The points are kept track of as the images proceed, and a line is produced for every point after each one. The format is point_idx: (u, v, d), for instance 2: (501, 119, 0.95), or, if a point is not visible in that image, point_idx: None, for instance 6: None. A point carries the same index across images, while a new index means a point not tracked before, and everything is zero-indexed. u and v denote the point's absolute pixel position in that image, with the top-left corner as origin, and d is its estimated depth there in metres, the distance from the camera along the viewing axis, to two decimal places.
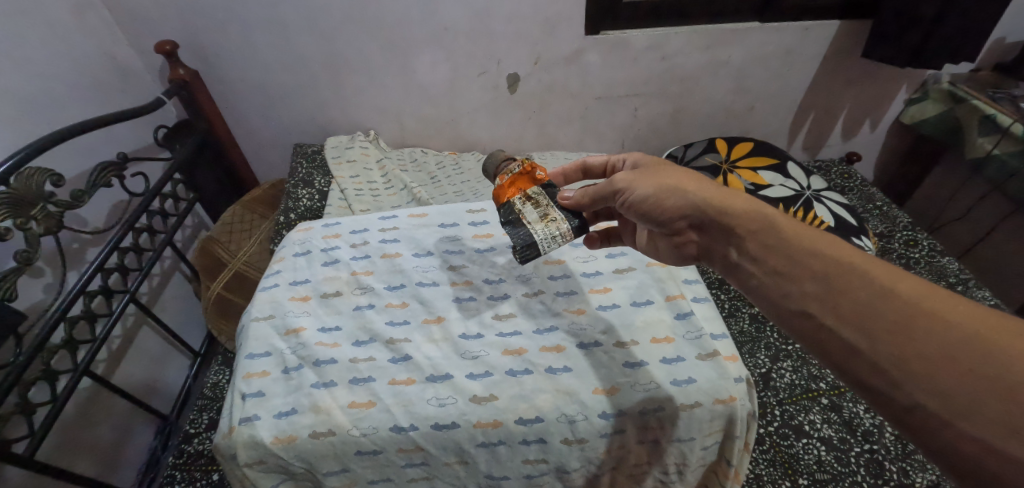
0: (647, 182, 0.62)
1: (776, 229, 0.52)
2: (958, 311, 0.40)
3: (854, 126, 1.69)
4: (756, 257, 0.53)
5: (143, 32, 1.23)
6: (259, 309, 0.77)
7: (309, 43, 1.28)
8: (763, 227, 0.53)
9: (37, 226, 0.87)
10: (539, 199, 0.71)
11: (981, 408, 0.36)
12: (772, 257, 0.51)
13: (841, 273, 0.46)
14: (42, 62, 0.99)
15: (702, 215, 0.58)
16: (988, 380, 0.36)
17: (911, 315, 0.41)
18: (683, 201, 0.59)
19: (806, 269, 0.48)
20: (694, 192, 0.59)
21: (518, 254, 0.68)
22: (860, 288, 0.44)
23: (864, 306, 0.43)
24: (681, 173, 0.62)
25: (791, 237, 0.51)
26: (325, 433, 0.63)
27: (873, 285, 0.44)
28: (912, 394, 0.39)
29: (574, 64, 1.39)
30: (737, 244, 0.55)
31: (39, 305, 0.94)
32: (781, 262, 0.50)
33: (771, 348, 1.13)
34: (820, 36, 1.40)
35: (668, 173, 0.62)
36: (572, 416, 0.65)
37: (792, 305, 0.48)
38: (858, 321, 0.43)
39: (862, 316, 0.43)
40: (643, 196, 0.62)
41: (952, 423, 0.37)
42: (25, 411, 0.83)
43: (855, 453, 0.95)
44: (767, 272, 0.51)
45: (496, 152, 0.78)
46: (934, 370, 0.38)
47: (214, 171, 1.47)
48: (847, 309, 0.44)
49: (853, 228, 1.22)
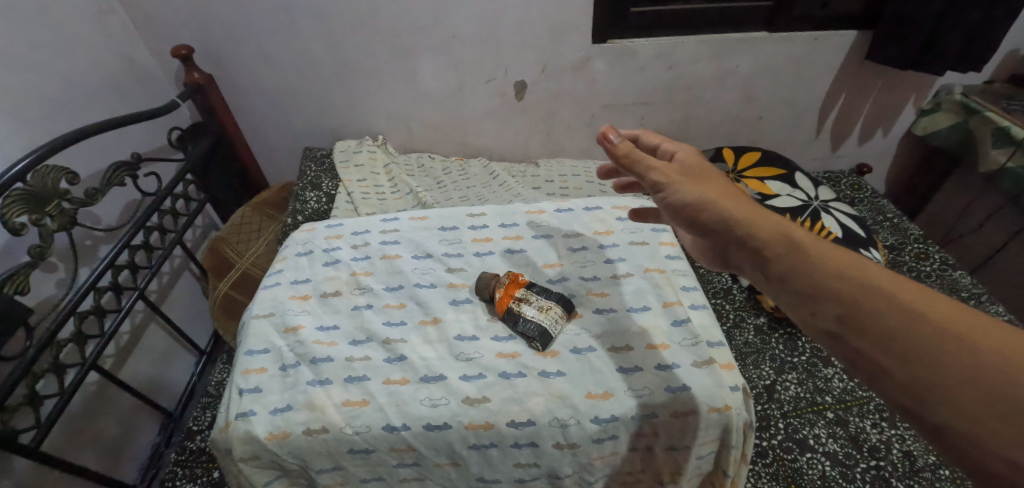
0: (691, 186, 0.59)
1: (799, 249, 0.47)
2: (984, 333, 0.36)
3: (865, 137, 1.67)
4: (778, 275, 0.48)
5: (160, 37, 1.27)
6: (260, 307, 0.78)
7: (320, 47, 1.31)
8: (786, 247, 0.48)
9: (51, 222, 0.90)
10: (530, 297, 0.75)
11: (1006, 430, 0.33)
12: (794, 278, 0.46)
13: (863, 293, 0.42)
14: (61, 66, 1.02)
15: (730, 232, 0.54)
16: (1013, 402, 0.33)
17: (935, 337, 0.37)
18: (716, 216, 0.56)
19: (827, 288, 0.44)
20: (728, 208, 0.55)
21: (537, 344, 0.71)
22: (883, 311, 0.40)
23: (888, 326, 0.39)
24: (724, 188, 0.59)
25: (816, 254, 0.46)
26: (319, 430, 0.63)
27: (895, 305, 0.40)
28: (940, 414, 0.36)
29: (582, 72, 1.40)
30: (761, 263, 0.51)
31: (50, 299, 0.97)
32: (802, 280, 0.46)
33: (776, 360, 1.12)
34: (829, 46, 1.39)
35: (710, 186, 0.59)
36: (564, 420, 0.65)
37: (816, 321, 0.44)
38: (881, 342, 0.39)
39: (885, 334, 0.39)
40: (684, 202, 0.59)
41: (984, 444, 0.34)
42: (33, 402, 0.85)
43: (860, 469, 0.93)
44: (790, 291, 0.47)
45: (483, 271, 0.83)
46: (964, 394, 0.35)
47: (226, 172, 1.50)
48: (870, 328, 0.40)
49: (861, 239, 1.19)
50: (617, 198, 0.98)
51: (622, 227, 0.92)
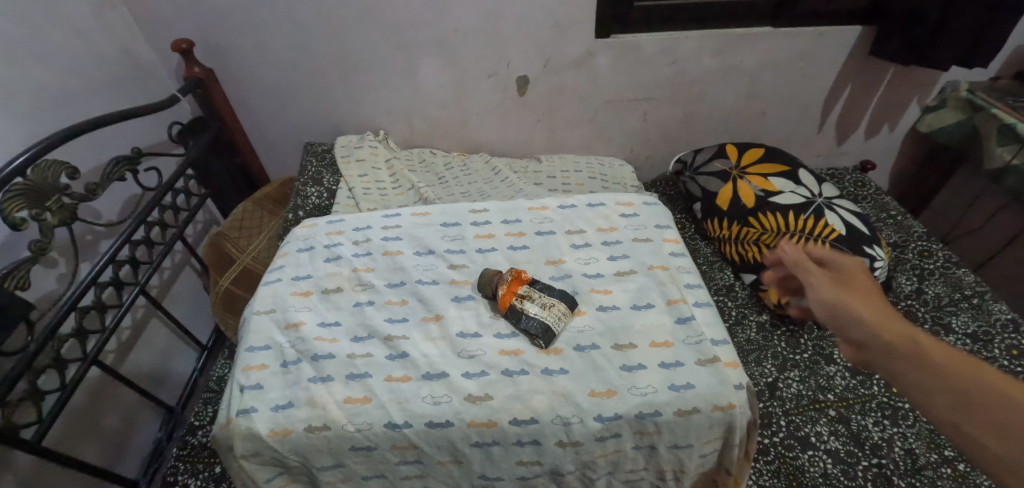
0: (840, 292, 0.60)
1: (905, 339, 0.50)
2: None
3: (870, 133, 1.66)
4: (881, 360, 0.51)
5: (160, 31, 1.26)
6: (261, 303, 0.78)
7: (320, 42, 1.30)
8: (899, 337, 0.51)
9: (51, 217, 0.89)
10: (532, 294, 0.75)
11: None
12: (895, 359, 0.49)
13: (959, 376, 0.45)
14: (60, 60, 1.02)
15: (854, 332, 0.55)
16: None
17: None
18: (855, 318, 0.56)
19: (929, 372, 0.46)
20: (867, 312, 0.55)
21: (540, 342, 0.71)
22: (994, 405, 0.41)
23: (987, 407, 0.41)
24: (873, 296, 0.58)
25: (922, 343, 0.48)
26: (321, 427, 0.63)
27: (987, 386, 0.43)
28: None
29: (585, 67, 1.39)
30: (866, 348, 0.53)
31: (51, 295, 0.97)
32: (903, 363, 0.48)
33: (778, 357, 1.12)
34: (834, 41, 1.38)
35: (862, 293, 0.59)
36: (567, 418, 0.64)
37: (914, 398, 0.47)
38: (994, 431, 0.40)
39: (983, 413, 0.41)
40: (828, 303, 0.60)
41: None
42: (35, 397, 0.85)
43: (862, 467, 0.93)
44: (892, 373, 0.49)
45: (485, 268, 0.83)
46: None
47: (226, 167, 1.50)
48: (965, 406, 0.42)
49: (865, 236, 1.18)
50: (620, 195, 0.97)
51: (626, 223, 0.92)
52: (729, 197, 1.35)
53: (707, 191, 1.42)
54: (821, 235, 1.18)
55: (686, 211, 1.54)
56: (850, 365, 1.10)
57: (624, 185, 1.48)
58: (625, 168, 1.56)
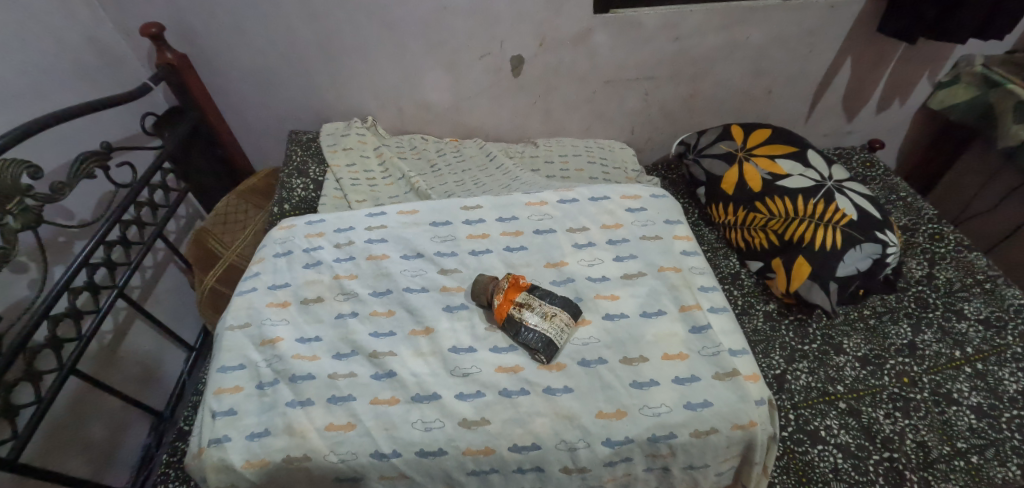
0: None
1: None
2: None
3: (881, 109, 1.59)
4: None
5: (127, 14, 1.17)
6: (236, 317, 0.74)
7: (300, 22, 1.21)
8: None
9: (13, 221, 0.83)
10: (531, 303, 0.70)
11: None
12: None
13: None
14: (16, 48, 0.93)
15: None
16: None
17: None
18: None
19: None
20: None
21: (541, 355, 0.67)
22: None
23: None
24: None
25: None
26: (300, 458, 0.60)
27: None
28: None
29: (583, 45, 1.30)
30: None
31: (22, 302, 0.91)
32: None
33: (787, 348, 1.08)
34: (847, 13, 1.30)
35: None
36: (572, 443, 0.61)
37: None
38: None
39: None
40: None
41: None
42: (8, 413, 0.80)
43: (873, 461, 0.90)
44: None
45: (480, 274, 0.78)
46: None
47: (207, 159, 1.42)
48: None
49: (878, 221, 1.11)
50: (626, 187, 0.92)
51: (632, 219, 0.87)
52: (734, 181, 1.29)
53: (710, 175, 1.36)
54: (831, 220, 1.12)
55: (690, 197, 1.49)
56: (860, 355, 1.06)
57: (624, 170, 1.42)
58: (625, 151, 1.49)
